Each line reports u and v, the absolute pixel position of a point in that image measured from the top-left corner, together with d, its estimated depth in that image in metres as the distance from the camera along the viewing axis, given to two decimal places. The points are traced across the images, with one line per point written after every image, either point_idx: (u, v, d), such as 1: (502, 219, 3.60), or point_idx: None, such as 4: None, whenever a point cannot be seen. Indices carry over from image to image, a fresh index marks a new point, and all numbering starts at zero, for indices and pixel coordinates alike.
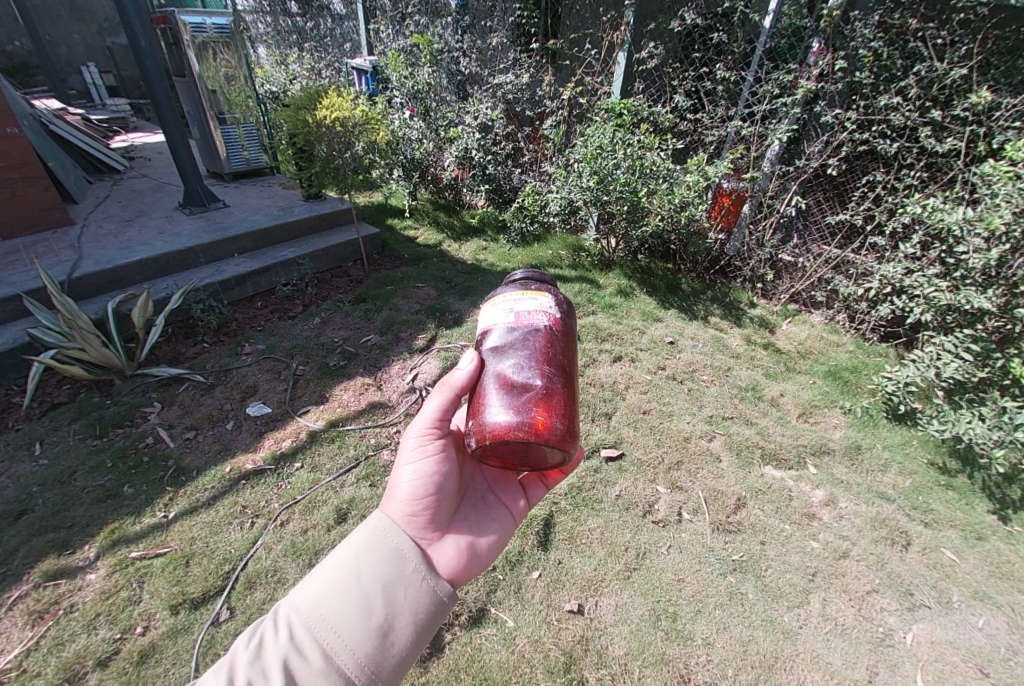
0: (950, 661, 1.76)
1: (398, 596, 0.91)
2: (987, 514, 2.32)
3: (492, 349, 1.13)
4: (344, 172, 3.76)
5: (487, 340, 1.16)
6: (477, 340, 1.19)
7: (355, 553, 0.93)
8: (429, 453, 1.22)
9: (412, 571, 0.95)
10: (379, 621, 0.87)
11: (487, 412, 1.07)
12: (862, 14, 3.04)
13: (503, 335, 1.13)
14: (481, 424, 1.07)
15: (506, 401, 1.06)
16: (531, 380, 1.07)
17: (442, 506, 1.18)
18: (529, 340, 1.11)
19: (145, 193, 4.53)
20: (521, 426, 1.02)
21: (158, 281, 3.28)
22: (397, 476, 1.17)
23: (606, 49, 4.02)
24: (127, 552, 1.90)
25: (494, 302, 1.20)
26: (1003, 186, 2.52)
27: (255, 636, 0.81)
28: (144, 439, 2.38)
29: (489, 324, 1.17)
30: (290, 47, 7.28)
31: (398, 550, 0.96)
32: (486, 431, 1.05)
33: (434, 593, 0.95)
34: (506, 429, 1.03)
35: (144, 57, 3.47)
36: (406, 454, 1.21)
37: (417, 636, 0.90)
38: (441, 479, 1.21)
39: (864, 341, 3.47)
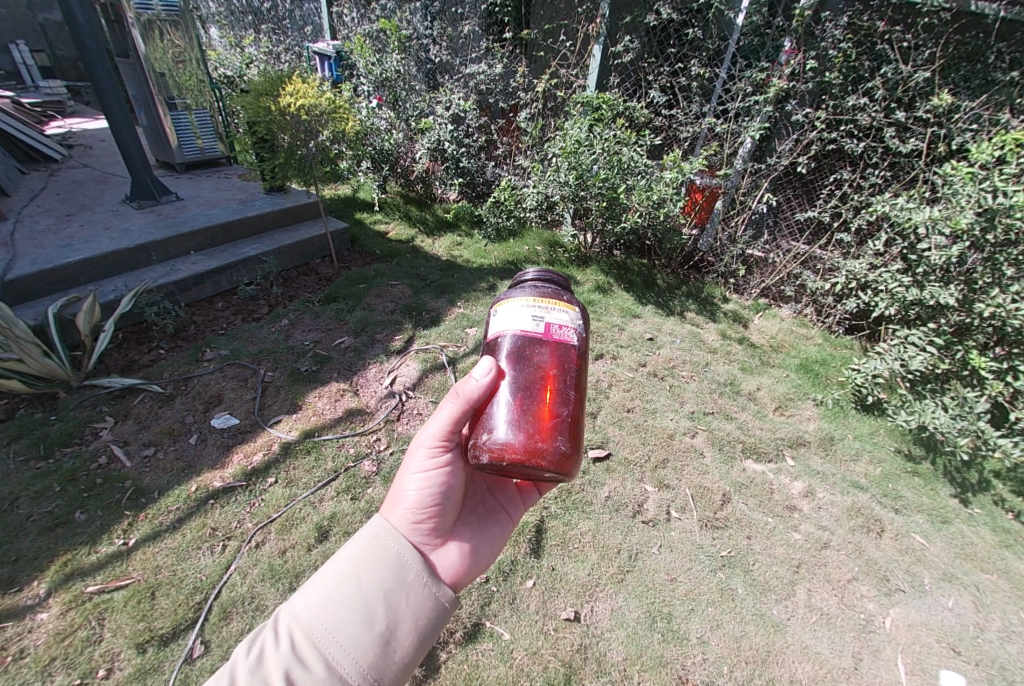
0: (925, 642, 1.87)
1: (400, 603, 0.85)
2: (950, 498, 2.48)
3: (515, 362, 1.05)
4: (309, 163, 3.57)
5: (506, 350, 1.06)
6: (493, 344, 1.08)
7: (355, 558, 0.87)
8: (438, 464, 1.13)
9: (414, 576, 0.89)
10: (381, 629, 0.80)
11: (503, 432, 1.01)
12: (832, 15, 3.11)
13: (527, 348, 1.05)
14: (496, 445, 1.01)
15: (524, 422, 1.01)
16: (553, 403, 1.02)
17: (447, 514, 1.12)
18: (555, 359, 1.05)
19: (85, 184, 4.14)
20: (538, 453, 0.99)
21: (105, 281, 3.00)
22: (401, 484, 1.09)
23: (581, 41, 3.97)
24: (83, 587, 1.72)
25: (516, 303, 1.08)
26: (965, 186, 2.68)
27: (253, 645, 0.75)
28: (96, 459, 2.17)
29: (509, 330, 1.06)
30: (244, 28, 6.82)
31: (399, 555, 0.90)
32: (501, 454, 1.00)
33: (436, 599, 0.90)
34: (523, 454, 0.99)
35: (81, 33, 3.13)
36: (413, 462, 1.11)
37: (419, 644, 0.84)
38: (447, 488, 1.14)
39: (830, 333, 3.61)
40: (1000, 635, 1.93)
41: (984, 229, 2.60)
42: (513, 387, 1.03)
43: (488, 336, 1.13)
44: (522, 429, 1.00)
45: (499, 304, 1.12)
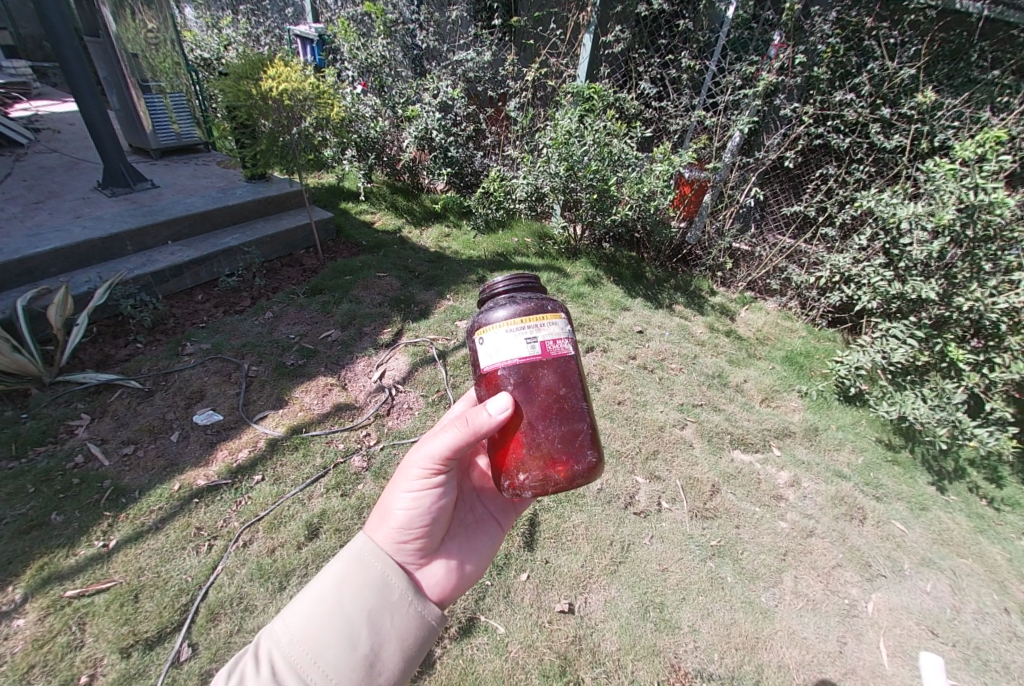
0: (906, 626, 1.93)
1: (385, 624, 0.84)
2: (927, 486, 2.57)
3: (522, 388, 1.01)
4: (292, 151, 3.41)
5: (511, 382, 1.02)
6: (494, 377, 1.02)
7: (338, 579, 0.85)
8: (431, 484, 1.08)
9: (398, 595, 0.88)
10: (365, 651, 0.79)
11: (533, 465, 1.03)
12: (821, 10, 3.13)
13: (533, 374, 1.02)
14: (530, 479, 1.03)
15: (553, 450, 1.03)
16: (573, 422, 1.06)
17: (436, 530, 1.09)
18: (564, 377, 1.04)
19: (54, 170, 3.95)
20: (574, 472, 1.04)
21: (77, 273, 2.87)
22: (390, 501, 1.04)
23: (571, 30, 3.92)
24: (62, 591, 1.65)
25: (505, 327, 1.01)
26: (946, 183, 2.74)
27: (232, 672, 0.72)
28: (72, 458, 2.08)
29: (508, 360, 1.01)
30: (221, 8, 6.55)
31: (383, 574, 0.89)
32: (541, 486, 1.02)
33: (422, 617, 0.88)
34: (561, 479, 1.03)
35: (47, 10, 2.96)
36: (404, 480, 1.06)
37: (405, 666, 0.82)
38: (438, 507, 1.09)
39: (814, 326, 3.69)
40: (974, 617, 2.01)
41: (965, 224, 2.67)
42: (531, 420, 1.02)
43: (481, 369, 1.05)
44: (553, 459, 1.03)
45: (485, 332, 1.04)
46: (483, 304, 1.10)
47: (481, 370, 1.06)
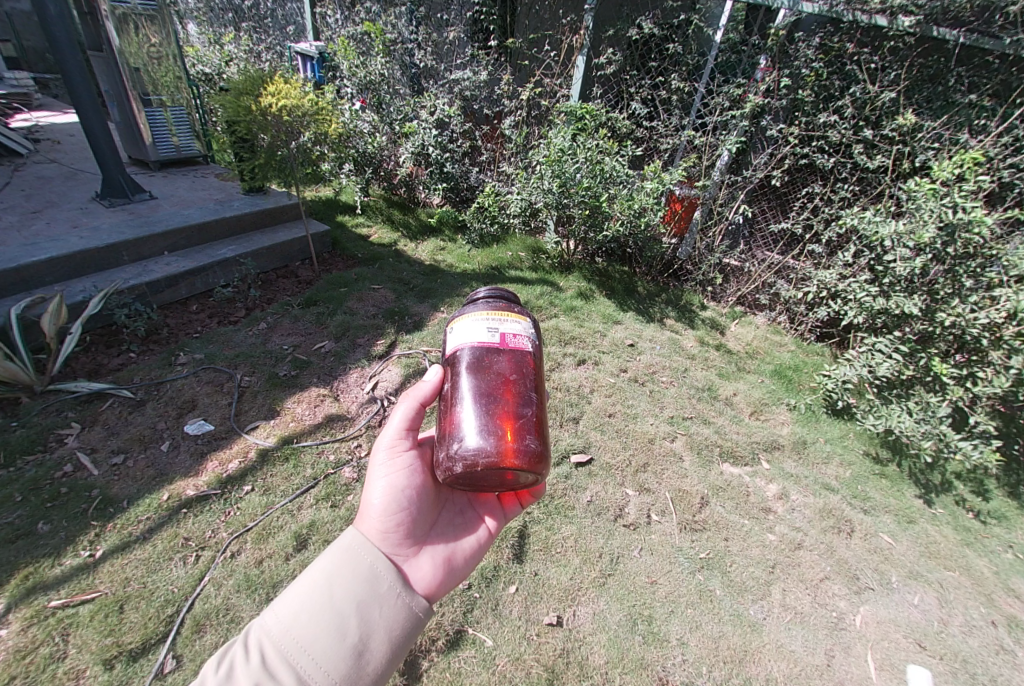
0: (893, 638, 1.94)
1: (373, 615, 0.85)
2: (915, 499, 2.60)
3: (474, 369, 1.07)
4: (290, 164, 3.51)
5: (460, 357, 1.08)
6: (452, 355, 1.10)
7: (328, 570, 0.87)
8: (401, 468, 1.16)
9: (387, 587, 0.89)
10: (354, 641, 0.80)
11: (457, 437, 1.02)
12: (805, 36, 3.27)
13: (485, 356, 1.07)
14: (451, 450, 1.01)
15: (475, 422, 1.02)
16: (517, 408, 1.05)
17: (416, 521, 1.12)
18: (513, 363, 1.08)
19: (53, 180, 3.98)
20: (495, 453, 0.98)
21: (73, 282, 2.89)
22: (368, 490, 1.10)
23: (565, 52, 4.04)
24: (46, 601, 1.64)
25: (471, 316, 1.11)
26: (927, 202, 2.82)
27: (221, 662, 0.72)
28: (61, 467, 2.08)
29: (467, 340, 1.09)
30: (224, 25, 6.68)
31: (372, 567, 0.90)
32: (459, 458, 0.99)
33: (410, 608, 0.90)
34: (480, 456, 0.98)
35: (52, 25, 3.03)
36: (377, 468, 1.14)
37: (394, 655, 0.84)
38: (415, 494, 1.15)
39: (802, 340, 3.75)
40: (961, 630, 2.03)
41: (945, 242, 2.75)
42: (470, 392, 1.04)
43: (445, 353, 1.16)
44: (474, 432, 1.01)
45: (457, 319, 1.14)
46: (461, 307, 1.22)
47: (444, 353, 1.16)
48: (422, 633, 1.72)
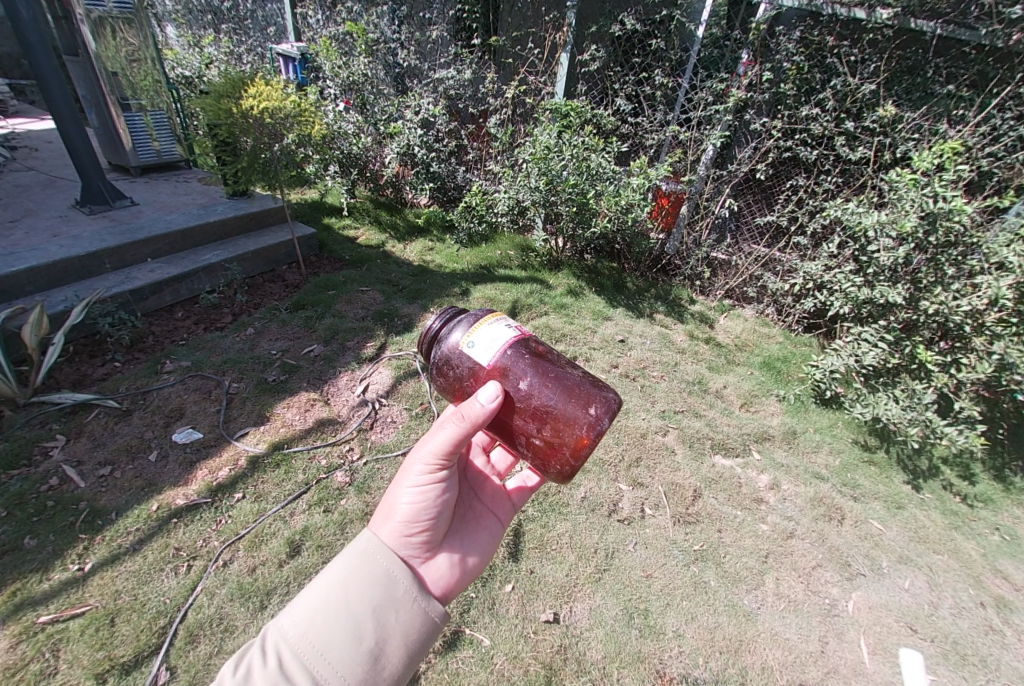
0: (885, 623, 1.98)
1: (389, 619, 0.85)
2: (903, 485, 2.65)
3: (529, 359, 1.06)
4: (274, 167, 3.41)
5: (513, 357, 1.06)
6: (501, 362, 1.05)
7: (344, 573, 0.86)
8: (434, 480, 1.09)
9: (403, 592, 0.88)
10: (369, 646, 0.80)
11: (580, 418, 1.01)
12: (786, 30, 3.29)
13: (529, 346, 1.09)
14: (581, 431, 1.00)
15: (578, 396, 1.03)
16: (577, 370, 1.11)
17: (438, 527, 1.11)
18: (541, 343, 1.13)
19: (31, 188, 3.90)
20: (610, 405, 1.03)
21: (54, 292, 2.84)
22: (394, 495, 1.06)
23: (549, 50, 4.04)
24: (35, 617, 1.61)
25: (485, 321, 1.10)
26: (908, 192, 2.86)
27: (240, 663, 0.74)
28: (47, 481, 2.04)
29: (506, 338, 1.07)
30: (204, 27, 6.58)
31: (388, 570, 0.89)
32: (596, 429, 0.99)
33: (427, 613, 0.89)
34: (609, 410, 1.02)
35: (26, 30, 2.97)
36: (408, 477, 1.07)
37: (410, 659, 0.84)
38: (441, 503, 1.11)
39: (790, 332, 3.80)
40: (952, 611, 2.06)
41: (927, 231, 2.79)
42: (547, 379, 1.04)
43: (479, 374, 1.07)
44: (586, 402, 1.03)
45: (471, 332, 1.09)
46: (431, 342, 1.14)
47: (475, 375, 1.08)
48: None
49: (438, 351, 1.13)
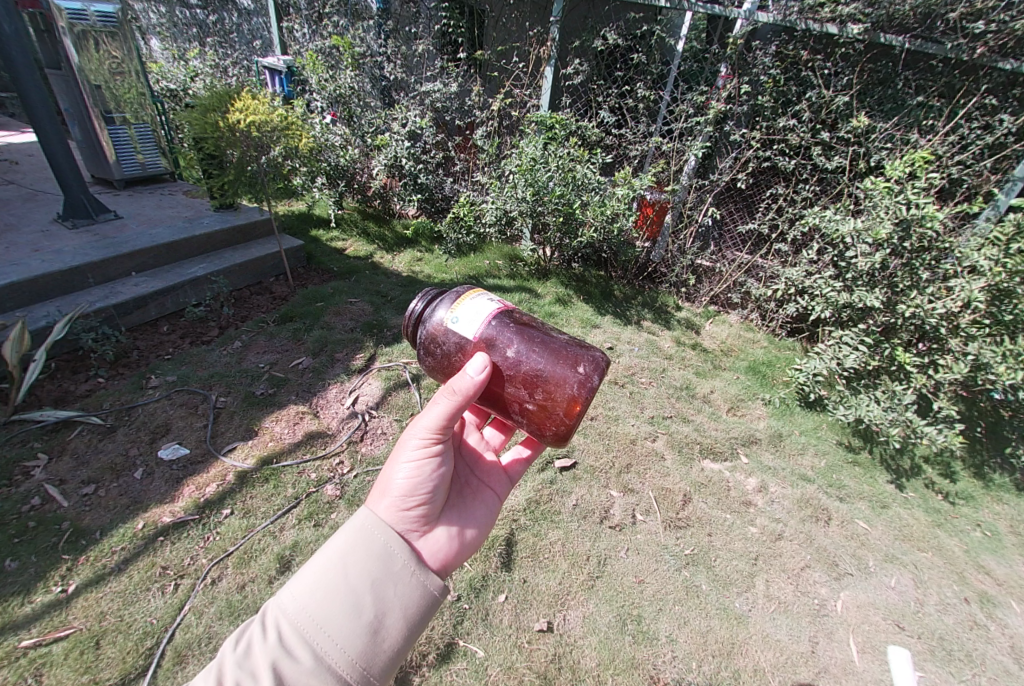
0: (873, 621, 2.01)
1: (388, 593, 0.84)
2: (887, 484, 2.71)
3: (515, 329, 1.09)
4: (260, 179, 3.46)
5: (499, 327, 1.08)
6: (487, 334, 1.07)
7: (342, 548, 0.85)
8: (430, 453, 1.10)
9: (401, 566, 0.87)
10: (368, 619, 0.79)
11: (570, 379, 1.04)
12: (762, 44, 3.40)
13: (511, 316, 1.12)
14: (573, 391, 1.03)
15: (566, 357, 1.06)
16: (563, 336, 1.15)
17: (437, 500, 1.11)
18: (526, 315, 1.16)
19: (11, 202, 3.84)
20: (597, 362, 1.08)
21: (35, 307, 2.79)
22: (391, 471, 1.05)
23: (533, 63, 4.11)
24: (16, 641, 1.57)
25: (468, 297, 1.12)
26: (883, 199, 2.96)
27: (241, 637, 0.75)
28: (28, 501, 1.99)
29: (489, 310, 1.09)
30: (189, 40, 6.57)
31: (386, 545, 0.88)
32: (587, 387, 1.03)
33: (425, 587, 0.88)
34: (596, 368, 1.06)
35: (8, 43, 2.95)
36: (404, 452, 1.08)
37: (410, 631, 0.84)
38: (439, 475, 1.12)
39: (774, 336, 3.88)
40: (937, 608, 2.11)
41: (902, 237, 2.89)
42: (535, 345, 1.07)
43: (467, 348, 1.08)
44: (574, 362, 1.06)
45: (455, 308, 1.11)
46: (414, 324, 1.15)
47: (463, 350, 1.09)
48: (412, 648, 1.69)
49: (423, 331, 1.14)
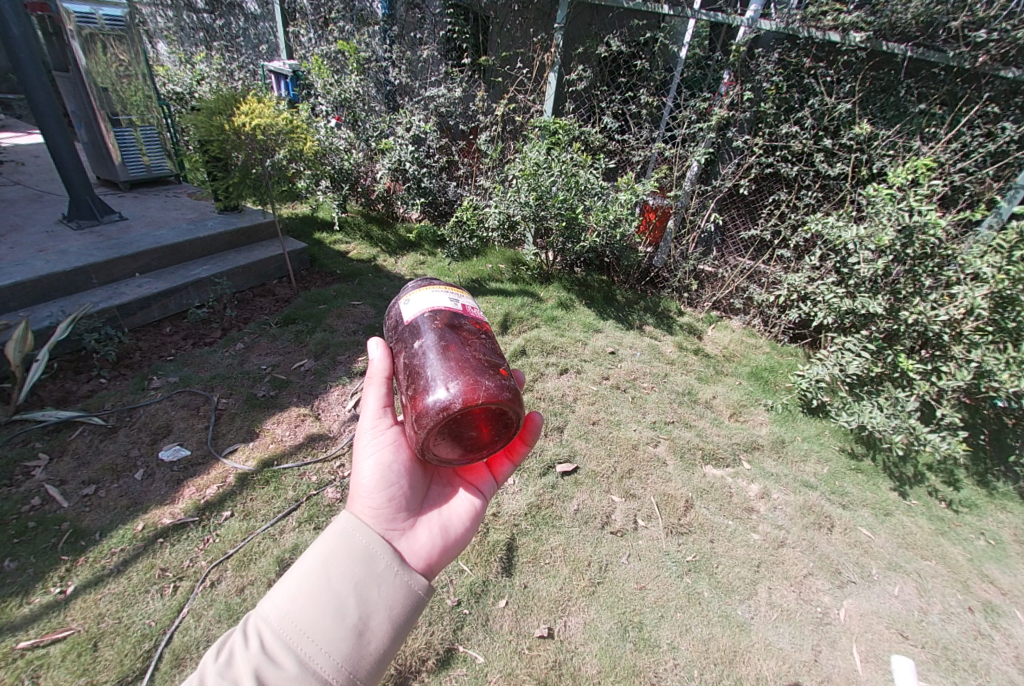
0: (876, 630, 1.99)
1: (372, 595, 0.83)
2: (890, 491, 2.69)
3: (437, 327, 1.11)
4: (265, 183, 3.45)
5: (423, 322, 1.12)
6: (410, 326, 1.13)
7: (324, 553, 0.84)
8: (389, 445, 1.14)
9: (385, 567, 0.87)
10: (353, 622, 0.78)
11: (434, 391, 1.00)
12: (765, 52, 3.41)
13: (452, 319, 1.14)
14: (426, 401, 1.00)
15: (448, 370, 1.02)
16: (485, 354, 1.09)
17: (409, 494, 1.11)
18: (474, 323, 1.16)
19: (17, 203, 3.87)
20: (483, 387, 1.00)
21: (39, 307, 2.80)
22: (357, 470, 1.09)
23: (537, 69, 4.14)
24: (14, 642, 1.56)
25: (430, 289, 1.20)
26: (885, 206, 2.96)
27: (221, 648, 0.72)
28: (29, 501, 1.99)
29: (427, 306, 1.15)
30: (196, 44, 6.62)
31: (368, 547, 0.88)
32: (437, 403, 0.98)
33: (409, 587, 0.88)
34: (461, 394, 0.98)
35: (16, 46, 2.97)
36: (364, 448, 1.13)
37: (396, 633, 0.82)
38: (406, 469, 1.13)
39: (777, 342, 3.87)
40: (941, 617, 2.09)
41: (904, 244, 2.89)
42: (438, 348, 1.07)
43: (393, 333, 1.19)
44: (451, 377, 1.01)
45: (415, 294, 1.21)
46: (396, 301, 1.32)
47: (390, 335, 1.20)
48: (410, 653, 1.68)
49: (387, 317, 1.29)
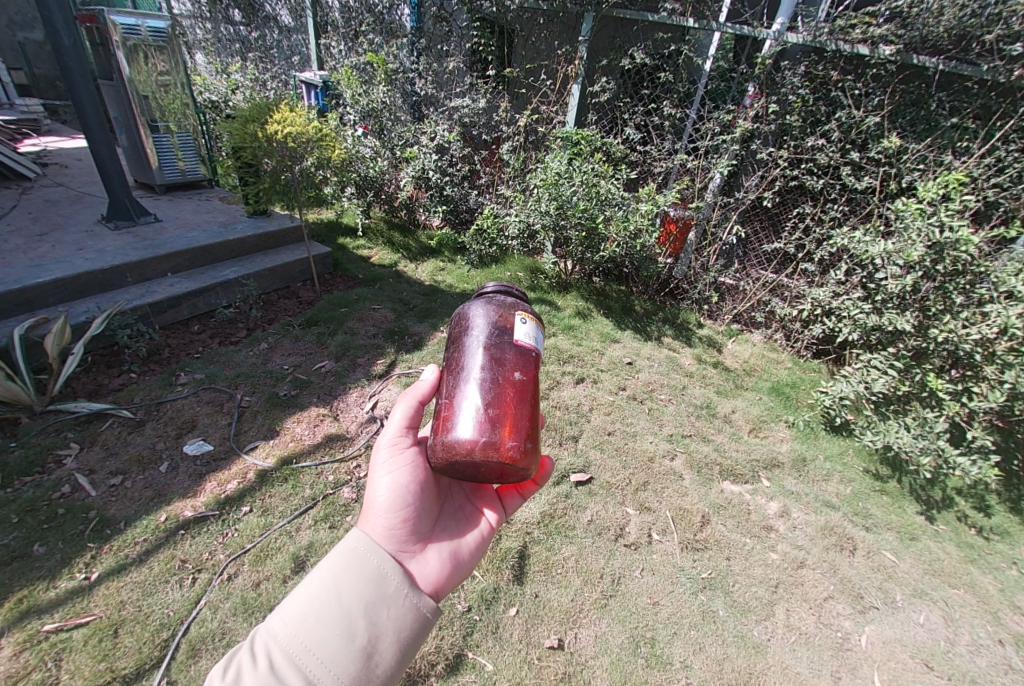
0: (899, 659, 1.92)
1: (380, 616, 0.83)
2: (916, 515, 2.60)
3: (519, 371, 1.13)
4: (293, 188, 3.57)
5: (522, 355, 1.15)
6: (505, 351, 1.13)
7: (334, 573, 0.85)
8: (404, 464, 1.14)
9: (394, 588, 0.87)
10: (361, 643, 0.79)
11: (491, 436, 1.03)
12: (791, 65, 3.39)
13: (530, 368, 1.15)
14: (482, 440, 1.03)
15: (511, 424, 1.06)
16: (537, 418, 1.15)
17: (421, 516, 1.11)
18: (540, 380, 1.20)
19: (59, 204, 4.05)
20: (529, 455, 1.07)
21: (77, 303, 2.92)
22: (372, 489, 1.08)
23: (561, 81, 4.22)
24: (40, 625, 1.62)
25: (528, 326, 1.20)
26: (915, 221, 2.88)
27: (229, 667, 0.71)
28: (59, 489, 2.06)
29: (533, 344, 1.18)
30: (232, 55, 6.91)
31: (378, 567, 0.89)
32: (491, 449, 1.02)
33: (418, 609, 0.88)
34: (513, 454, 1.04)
35: (65, 55, 3.14)
36: (380, 466, 1.12)
37: (401, 657, 0.83)
38: (419, 490, 1.14)
39: (799, 357, 3.80)
40: (969, 649, 2.00)
41: (934, 260, 2.81)
42: (521, 389, 1.11)
43: (484, 330, 1.16)
44: (513, 432, 1.05)
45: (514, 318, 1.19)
46: (482, 296, 1.25)
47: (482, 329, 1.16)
48: (420, 658, 1.67)
49: (475, 302, 1.23)
